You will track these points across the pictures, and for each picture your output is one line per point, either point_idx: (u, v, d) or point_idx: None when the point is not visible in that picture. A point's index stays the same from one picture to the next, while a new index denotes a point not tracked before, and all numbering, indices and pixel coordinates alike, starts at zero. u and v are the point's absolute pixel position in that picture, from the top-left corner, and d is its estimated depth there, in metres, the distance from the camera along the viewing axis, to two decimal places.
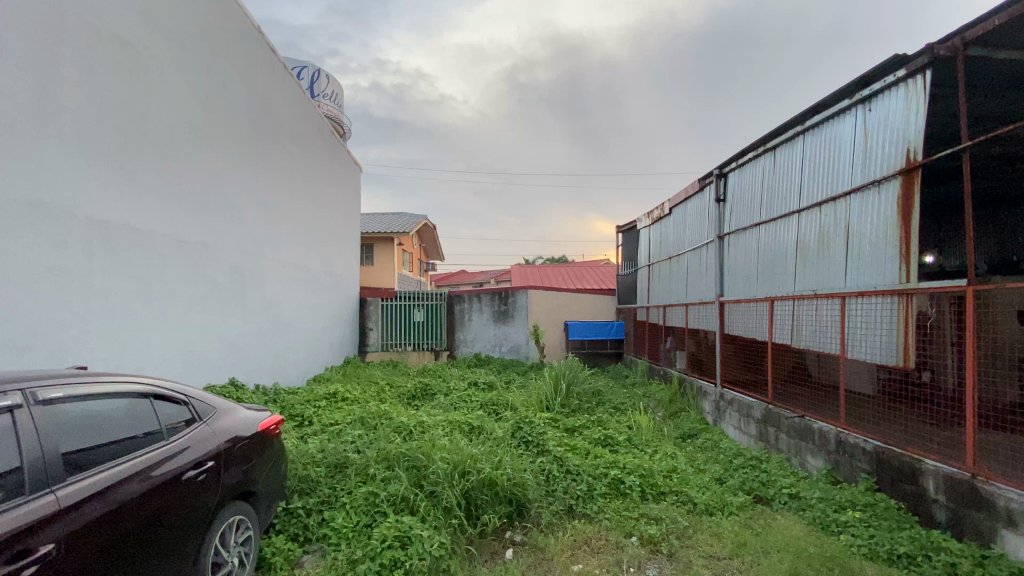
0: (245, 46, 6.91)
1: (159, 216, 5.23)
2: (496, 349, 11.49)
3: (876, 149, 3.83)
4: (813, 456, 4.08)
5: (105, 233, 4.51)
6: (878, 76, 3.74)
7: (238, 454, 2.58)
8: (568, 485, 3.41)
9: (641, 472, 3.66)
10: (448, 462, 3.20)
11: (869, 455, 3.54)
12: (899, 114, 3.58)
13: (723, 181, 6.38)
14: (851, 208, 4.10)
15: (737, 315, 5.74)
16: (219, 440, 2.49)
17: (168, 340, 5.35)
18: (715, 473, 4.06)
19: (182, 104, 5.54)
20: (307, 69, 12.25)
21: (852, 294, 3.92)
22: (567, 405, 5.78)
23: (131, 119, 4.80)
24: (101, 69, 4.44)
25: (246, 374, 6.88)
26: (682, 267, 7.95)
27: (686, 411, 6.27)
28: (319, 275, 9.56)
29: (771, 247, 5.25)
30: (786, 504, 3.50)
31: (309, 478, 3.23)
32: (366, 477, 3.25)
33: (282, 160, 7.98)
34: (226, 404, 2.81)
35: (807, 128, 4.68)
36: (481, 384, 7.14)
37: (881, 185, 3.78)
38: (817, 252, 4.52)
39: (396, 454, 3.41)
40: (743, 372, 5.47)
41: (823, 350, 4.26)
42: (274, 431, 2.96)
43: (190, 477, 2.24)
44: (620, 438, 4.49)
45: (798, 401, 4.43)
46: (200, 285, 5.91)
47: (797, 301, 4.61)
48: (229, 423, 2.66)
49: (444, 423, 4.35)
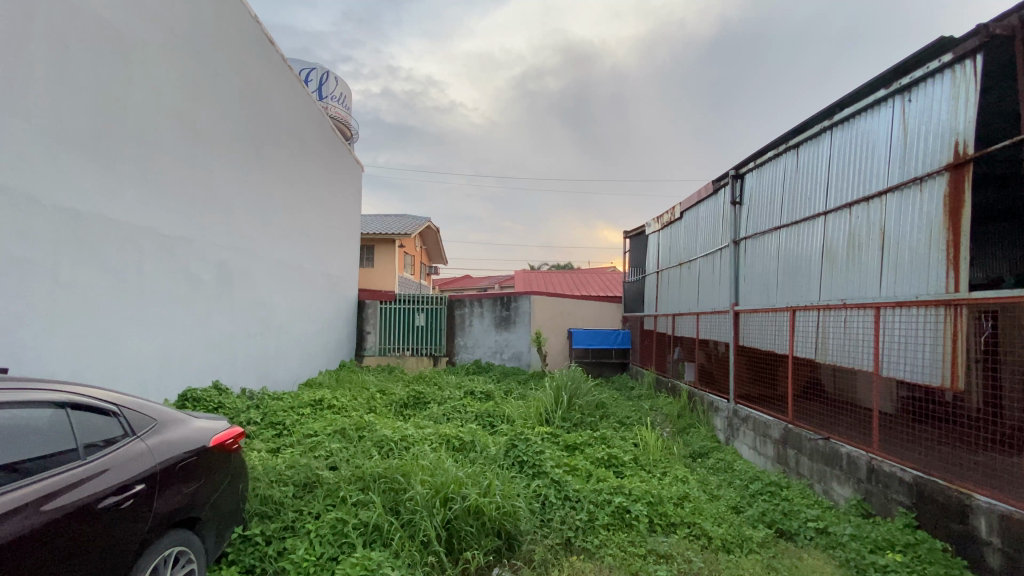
0: (241, 36, 6.64)
1: (140, 208, 4.89)
2: (497, 356, 11.09)
3: (917, 144, 3.44)
4: (840, 485, 3.67)
5: (75, 224, 4.16)
6: (919, 62, 3.38)
7: (181, 475, 2.22)
8: (565, 515, 3.02)
9: (649, 501, 3.25)
10: (429, 486, 2.85)
11: (907, 487, 3.13)
12: (945, 103, 3.21)
13: (740, 182, 6.01)
14: (888, 208, 3.70)
15: (752, 325, 5.34)
16: (154, 459, 2.12)
17: (145, 339, 5.00)
18: (731, 501, 3.66)
19: (166, 89, 5.21)
20: (316, 70, 12.05)
21: (888, 304, 3.49)
22: (568, 419, 5.39)
23: (108, 102, 4.46)
24: (78, 49, 4.12)
25: (232, 378, 6.53)
26: (694, 274, 7.55)
27: (695, 428, 5.86)
28: (315, 276, 9.24)
29: (793, 252, 4.85)
30: (812, 541, 3.10)
31: (274, 498, 2.86)
32: (337, 500, 2.89)
33: (277, 155, 7.68)
34: (174, 413, 2.45)
35: (834, 124, 4.30)
36: (478, 393, 6.76)
37: (923, 182, 3.39)
38: (845, 258, 4.12)
39: (372, 474, 3.05)
40: (759, 387, 5.06)
41: (856, 367, 3.83)
42: (231, 446, 2.58)
43: (109, 505, 1.88)
44: (626, 459, 4.09)
45: (822, 422, 4.02)
46: (183, 283, 5.58)
47: (823, 311, 4.20)
48: (174, 435, 2.29)
49: (433, 436, 3.98)
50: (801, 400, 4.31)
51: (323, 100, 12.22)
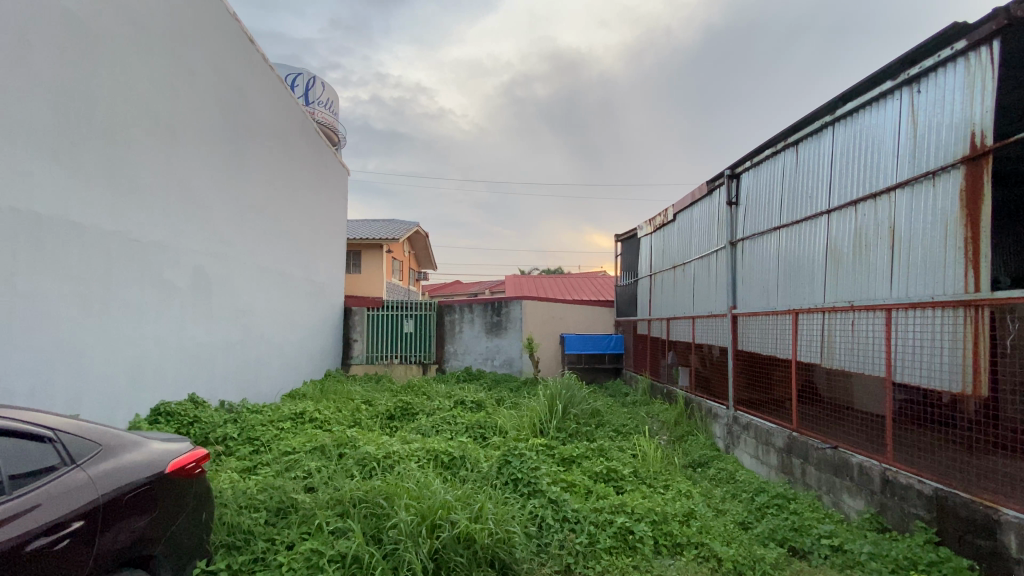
0: (220, 33, 6.38)
1: (108, 212, 4.58)
2: (488, 363, 10.84)
3: (927, 138, 3.30)
4: (851, 496, 3.48)
5: (35, 229, 3.85)
6: (928, 51, 3.25)
7: (129, 508, 1.95)
8: (563, 539, 2.79)
9: (653, 519, 3.03)
10: (414, 512, 2.62)
11: (926, 501, 2.94)
12: (959, 94, 3.08)
13: (735, 183, 5.86)
14: (896, 205, 3.54)
15: (751, 329, 5.16)
16: (97, 490, 1.87)
17: (114, 351, 4.68)
18: (737, 516, 3.45)
19: (139, 86, 4.93)
20: (302, 74, 11.81)
21: (901, 305, 3.31)
22: (563, 429, 5.16)
23: (74, 99, 4.18)
24: (40, 43, 3.85)
25: (209, 390, 6.21)
26: (689, 277, 7.37)
27: (693, 436, 5.67)
28: (299, 283, 8.94)
29: (794, 253, 4.68)
30: (827, 560, 2.89)
31: (242, 527, 2.59)
32: (313, 528, 2.63)
33: (258, 157, 7.40)
34: (126, 435, 2.19)
35: (836, 119, 4.16)
36: (469, 402, 6.50)
37: (936, 177, 3.23)
38: (852, 259, 3.95)
39: (352, 498, 2.80)
40: (759, 393, 4.88)
41: (865, 372, 3.66)
42: (192, 471, 2.29)
43: (38, 548, 1.63)
44: (626, 472, 3.87)
45: (829, 430, 3.84)
46: (156, 292, 5.27)
47: (827, 314, 4.02)
48: (123, 460, 2.03)
49: (419, 452, 3.73)
50: (806, 407, 4.12)
51: (309, 105, 11.96)
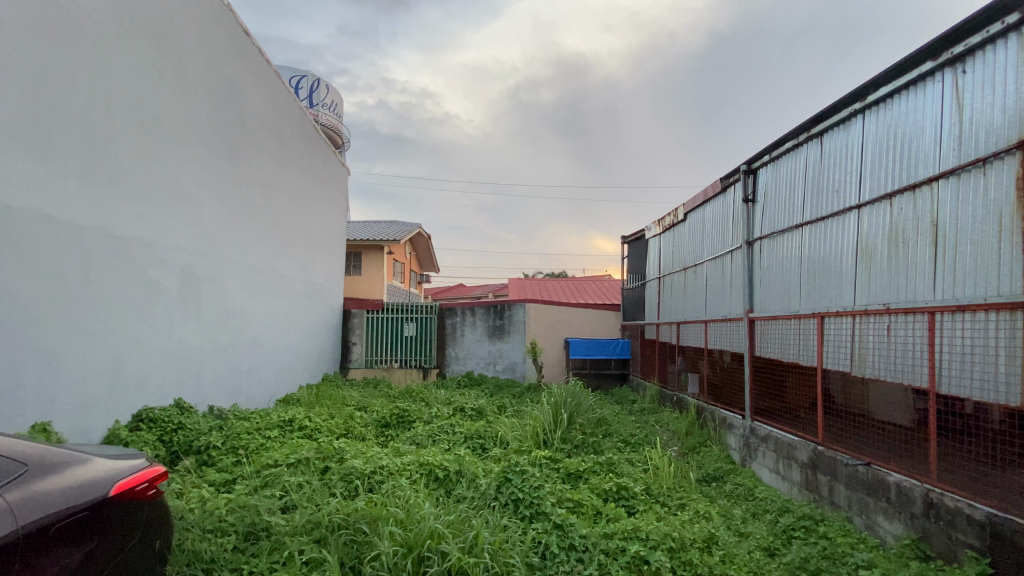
0: (213, 24, 6.12)
1: (88, 206, 4.28)
2: (490, 368, 10.51)
3: (974, 122, 2.99)
4: (887, 519, 3.14)
5: (6, 222, 3.55)
6: (974, 27, 2.96)
7: (58, 541, 1.65)
8: (569, 571, 2.48)
9: (670, 547, 2.71)
10: (399, 542, 2.32)
11: (978, 528, 2.60)
12: (1012, 73, 2.78)
13: (752, 178, 5.54)
14: (940, 197, 3.21)
15: (771, 333, 4.83)
16: (15, 522, 1.59)
17: (91, 355, 4.37)
18: (763, 542, 3.11)
19: (123, 74, 4.65)
20: (307, 77, 11.63)
21: (947, 307, 2.98)
22: (569, 440, 4.85)
23: (51, 87, 3.89)
24: (12, 25, 3.56)
25: (196, 394, 5.91)
26: (700, 278, 7.05)
27: (706, 447, 5.34)
28: (295, 284, 8.67)
29: (820, 253, 4.36)
30: None
31: (205, 556, 2.29)
32: (284, 557, 2.33)
33: (251, 153, 7.12)
34: (66, 452, 1.91)
35: (867, 106, 3.85)
36: (469, 410, 6.17)
37: (986, 166, 2.92)
38: (886, 258, 3.64)
39: (330, 522, 2.51)
40: (778, 402, 4.53)
41: (905, 383, 3.33)
42: (145, 492, 1.98)
43: None
44: (638, 490, 3.54)
45: (861, 445, 3.50)
46: (141, 292, 4.99)
47: (858, 318, 3.70)
48: (57, 483, 1.75)
49: (413, 466, 3.42)
50: (834, 420, 3.78)
51: (314, 107, 11.77)
